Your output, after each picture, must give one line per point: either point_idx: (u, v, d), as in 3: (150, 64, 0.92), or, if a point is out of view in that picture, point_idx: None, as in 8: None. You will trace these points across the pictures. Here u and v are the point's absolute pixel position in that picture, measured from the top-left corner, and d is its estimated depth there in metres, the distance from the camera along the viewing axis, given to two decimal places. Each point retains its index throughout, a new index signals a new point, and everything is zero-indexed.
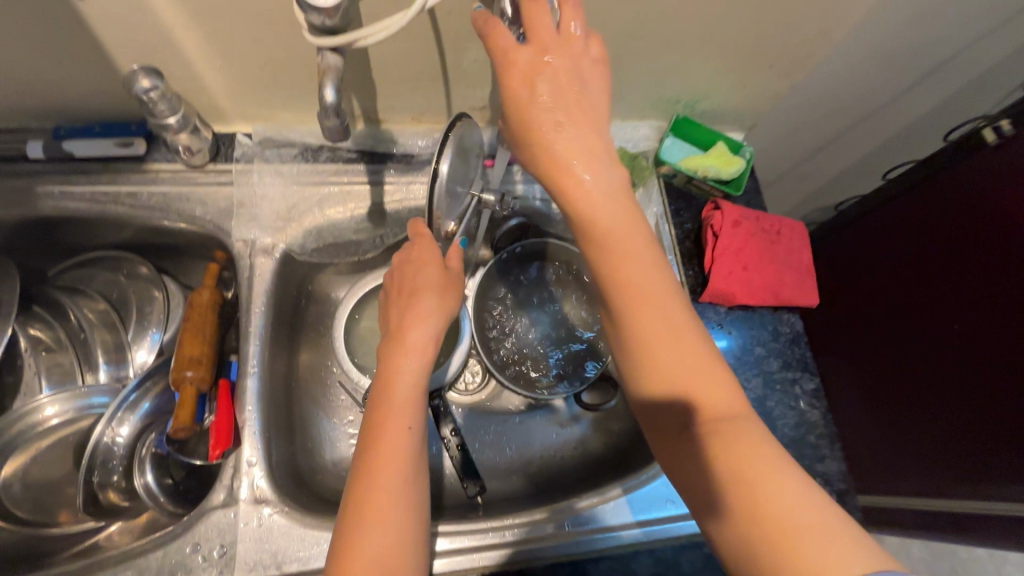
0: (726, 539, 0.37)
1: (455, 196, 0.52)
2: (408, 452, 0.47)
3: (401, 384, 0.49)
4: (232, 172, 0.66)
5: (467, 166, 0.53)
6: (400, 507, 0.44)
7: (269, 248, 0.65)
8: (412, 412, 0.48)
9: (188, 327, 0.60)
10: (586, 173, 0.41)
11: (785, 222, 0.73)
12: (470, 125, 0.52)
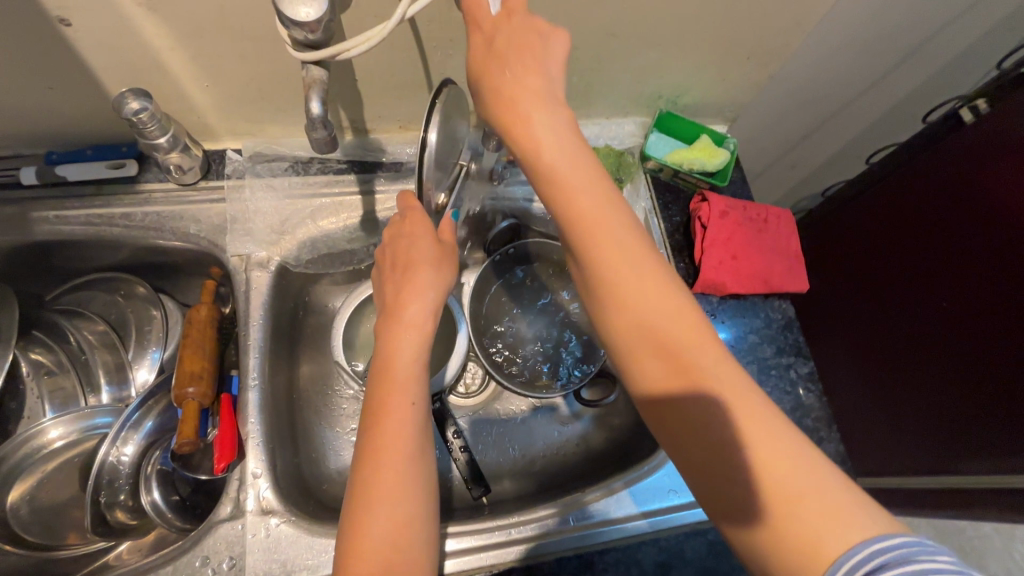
0: (721, 500, 0.38)
1: (444, 165, 0.54)
2: (410, 430, 0.47)
3: (400, 364, 0.49)
4: (224, 188, 0.66)
5: (456, 134, 0.54)
6: (406, 483, 0.45)
7: (264, 261, 0.66)
8: (412, 392, 0.48)
9: (187, 344, 0.61)
10: (539, 123, 0.42)
11: (771, 210, 0.74)
12: (459, 93, 0.53)
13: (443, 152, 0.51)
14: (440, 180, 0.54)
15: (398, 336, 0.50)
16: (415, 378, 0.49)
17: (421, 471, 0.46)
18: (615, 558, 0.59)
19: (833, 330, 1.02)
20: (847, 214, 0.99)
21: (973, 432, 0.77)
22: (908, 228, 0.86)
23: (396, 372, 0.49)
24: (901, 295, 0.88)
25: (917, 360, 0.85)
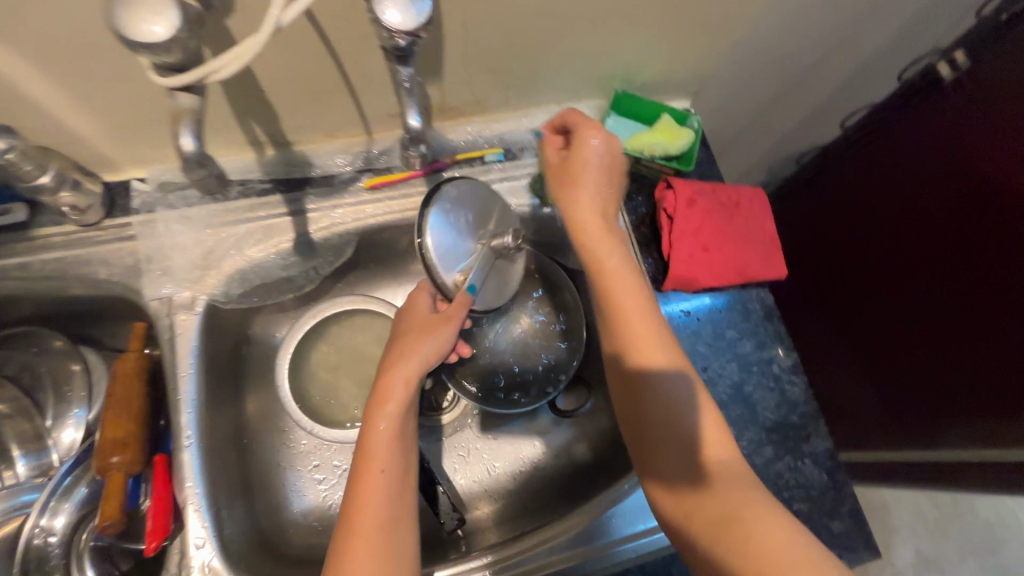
0: (713, 559, 0.41)
1: (463, 254, 0.52)
2: (390, 496, 0.47)
3: (383, 430, 0.49)
4: (134, 225, 0.59)
5: (469, 219, 0.54)
6: (388, 551, 0.44)
7: (189, 302, 0.59)
8: (390, 456, 0.48)
9: (110, 405, 0.54)
10: (590, 204, 0.53)
11: (743, 192, 0.69)
12: (460, 184, 0.54)
13: (448, 229, 0.51)
14: (452, 260, 0.51)
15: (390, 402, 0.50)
16: (398, 439, 0.50)
17: (404, 536, 0.46)
18: None
19: (813, 304, 1.00)
20: (820, 184, 0.95)
21: (959, 405, 0.78)
22: (881, 201, 0.85)
23: (376, 445, 0.48)
24: (875, 270, 0.86)
25: (900, 334, 0.85)
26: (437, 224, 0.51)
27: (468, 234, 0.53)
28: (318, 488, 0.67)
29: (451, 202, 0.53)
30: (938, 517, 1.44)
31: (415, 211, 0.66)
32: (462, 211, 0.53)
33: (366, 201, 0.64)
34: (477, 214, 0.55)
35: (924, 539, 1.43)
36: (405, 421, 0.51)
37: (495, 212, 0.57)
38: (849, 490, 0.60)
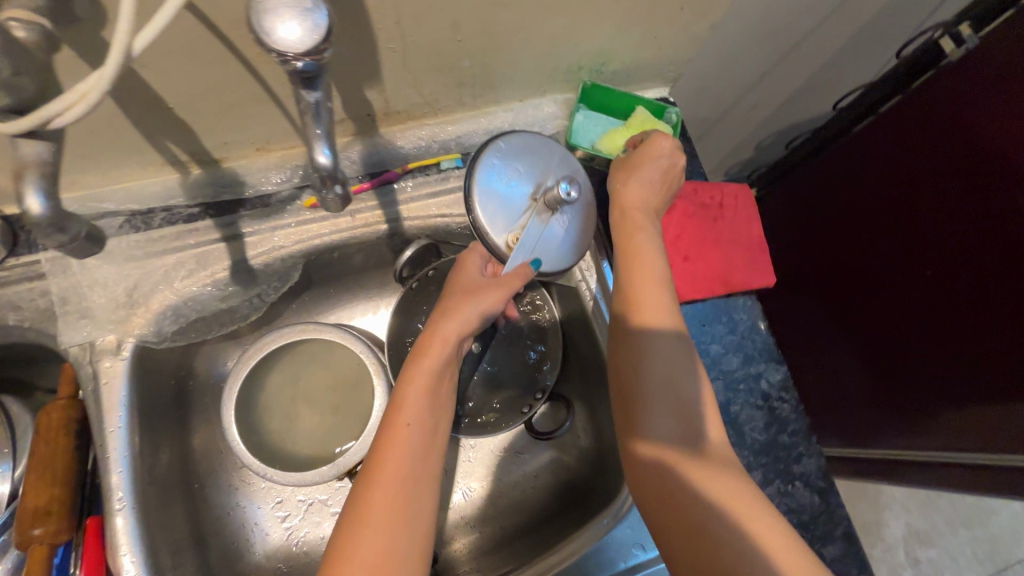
0: (703, 536, 0.40)
1: (513, 213, 0.47)
2: (417, 451, 0.44)
3: (425, 381, 0.46)
4: (42, 262, 0.52)
5: (521, 173, 0.48)
6: (406, 507, 0.41)
7: (114, 346, 0.53)
8: (421, 412, 0.45)
9: (33, 466, 0.49)
10: (633, 186, 0.53)
11: (727, 190, 0.63)
12: (511, 136, 0.49)
13: (497, 187, 0.46)
14: (506, 223, 0.47)
15: (434, 356, 0.47)
16: (431, 397, 0.46)
17: (425, 495, 0.43)
18: None
19: (798, 295, 0.93)
20: (811, 169, 0.88)
21: (942, 393, 0.72)
22: (877, 185, 0.76)
23: (408, 401, 0.45)
24: (869, 259, 0.79)
25: (884, 317, 0.78)
26: (487, 182, 0.46)
27: (523, 192, 0.48)
28: (283, 525, 0.64)
29: (499, 156, 0.47)
30: (929, 491, 1.44)
31: (366, 227, 0.60)
32: (514, 164, 0.48)
33: (309, 220, 0.58)
34: (535, 166, 0.49)
35: (915, 513, 1.43)
36: (442, 377, 0.48)
37: (558, 165, 0.50)
38: (842, 512, 0.57)
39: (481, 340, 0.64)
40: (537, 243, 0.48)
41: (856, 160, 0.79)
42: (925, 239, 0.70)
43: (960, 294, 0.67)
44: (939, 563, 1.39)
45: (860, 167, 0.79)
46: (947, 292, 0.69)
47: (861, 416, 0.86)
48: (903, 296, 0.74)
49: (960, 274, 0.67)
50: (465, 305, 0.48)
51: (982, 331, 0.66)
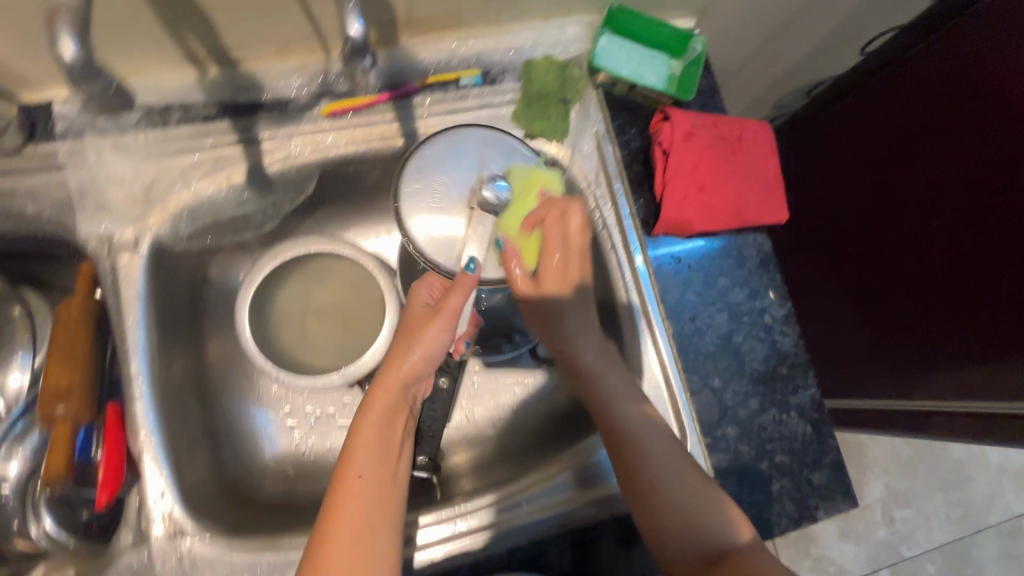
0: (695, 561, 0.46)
1: (447, 231, 0.50)
2: (373, 501, 0.45)
3: (374, 431, 0.48)
4: (59, 153, 0.52)
5: (446, 189, 0.50)
6: (359, 557, 0.43)
7: (131, 242, 0.53)
8: (369, 460, 0.47)
9: (54, 354, 0.51)
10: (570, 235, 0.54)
11: (746, 124, 0.62)
12: (425, 153, 0.51)
13: (429, 207, 0.50)
14: (445, 238, 0.50)
15: (381, 408, 0.50)
16: (381, 443, 0.48)
17: (381, 543, 0.44)
18: (567, 535, 0.55)
19: (807, 254, 0.93)
20: (829, 122, 0.85)
21: (942, 356, 0.75)
22: (899, 144, 0.75)
23: (358, 449, 0.47)
24: (885, 220, 0.79)
25: (888, 279, 0.80)
26: (416, 207, 0.50)
27: (456, 198, 0.51)
28: (292, 433, 0.66)
29: (416, 177, 0.51)
30: (911, 455, 1.46)
31: (382, 141, 0.59)
32: (441, 179, 0.51)
33: (325, 128, 0.57)
34: (460, 168, 0.52)
35: (895, 476, 1.45)
36: (393, 422, 0.50)
37: (493, 156, 0.53)
38: (832, 443, 0.59)
39: (450, 374, 0.61)
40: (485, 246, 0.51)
41: (870, 114, 0.79)
42: (937, 203, 0.72)
43: (970, 256, 0.69)
44: (913, 523, 1.42)
45: (873, 123, 0.79)
46: (957, 255, 0.71)
47: (861, 373, 0.88)
48: (911, 259, 0.76)
49: (970, 236, 0.69)
50: (412, 348, 0.52)
51: (988, 294, 0.68)
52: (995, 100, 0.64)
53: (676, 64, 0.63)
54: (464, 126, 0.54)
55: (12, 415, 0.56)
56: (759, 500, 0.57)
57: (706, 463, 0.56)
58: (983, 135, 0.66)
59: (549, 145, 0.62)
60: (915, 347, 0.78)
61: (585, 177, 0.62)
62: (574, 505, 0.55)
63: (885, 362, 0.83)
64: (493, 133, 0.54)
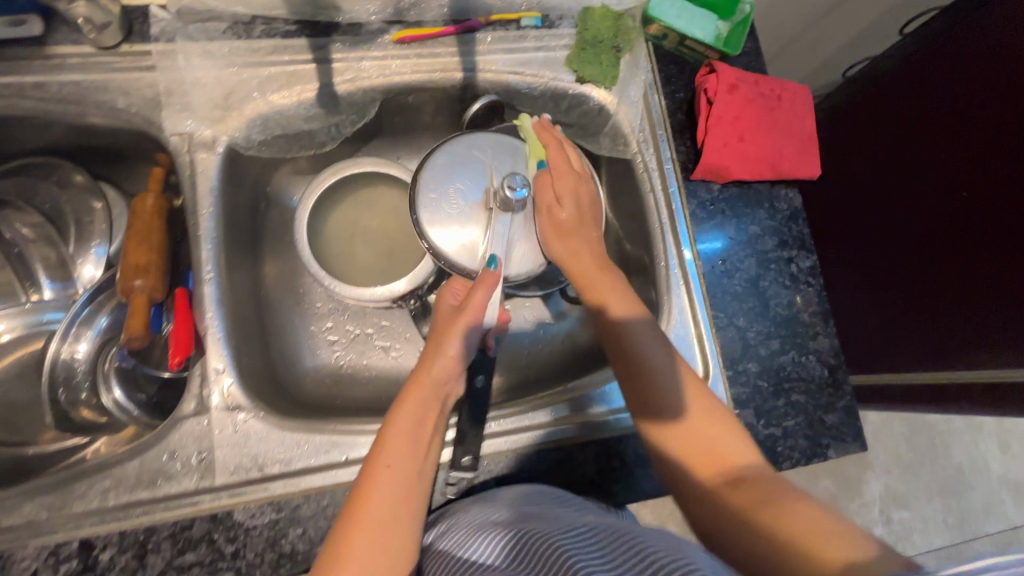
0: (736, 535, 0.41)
1: (468, 233, 0.58)
2: (399, 495, 0.45)
3: (409, 426, 0.48)
4: (153, 53, 0.57)
5: (464, 198, 0.58)
6: (387, 549, 0.42)
7: (209, 141, 0.58)
8: (399, 454, 0.46)
9: (132, 237, 0.55)
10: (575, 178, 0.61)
11: (787, 85, 0.65)
12: (439, 164, 0.59)
13: (449, 215, 0.58)
14: (467, 242, 0.58)
15: (416, 404, 0.50)
16: (413, 441, 0.48)
17: (406, 538, 0.44)
18: (597, 449, 0.58)
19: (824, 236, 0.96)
20: (861, 105, 0.89)
21: (954, 331, 0.77)
22: (931, 121, 0.77)
23: (391, 443, 0.47)
24: (907, 195, 0.80)
25: (900, 258, 0.82)
26: (436, 219, 0.57)
27: (474, 205, 0.58)
28: (331, 348, 0.70)
29: (435, 189, 0.58)
30: (912, 457, 1.36)
31: (442, 72, 0.63)
32: (455, 189, 0.59)
33: (392, 55, 0.61)
34: (473, 177, 0.59)
35: (895, 475, 1.34)
36: (426, 421, 0.50)
37: (500, 160, 0.60)
38: (847, 388, 0.62)
39: (485, 372, 0.58)
40: (502, 243, 0.58)
41: (897, 97, 0.83)
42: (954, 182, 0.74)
43: (981, 229, 0.71)
44: (910, 525, 1.31)
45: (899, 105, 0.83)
46: (969, 229, 0.73)
47: (866, 351, 0.90)
48: (923, 237, 0.78)
49: (981, 210, 0.71)
50: (444, 349, 0.53)
51: (997, 267, 0.70)
52: (1010, 79, 0.67)
53: (724, 25, 0.66)
54: (472, 134, 0.61)
55: (78, 302, 0.59)
56: (773, 434, 0.60)
57: (727, 393, 0.60)
58: (996, 113, 0.69)
59: (597, 90, 0.66)
60: (925, 324, 0.80)
61: (630, 121, 0.66)
62: (566, 424, 0.58)
63: (892, 340, 0.85)
64: (503, 140, 0.61)
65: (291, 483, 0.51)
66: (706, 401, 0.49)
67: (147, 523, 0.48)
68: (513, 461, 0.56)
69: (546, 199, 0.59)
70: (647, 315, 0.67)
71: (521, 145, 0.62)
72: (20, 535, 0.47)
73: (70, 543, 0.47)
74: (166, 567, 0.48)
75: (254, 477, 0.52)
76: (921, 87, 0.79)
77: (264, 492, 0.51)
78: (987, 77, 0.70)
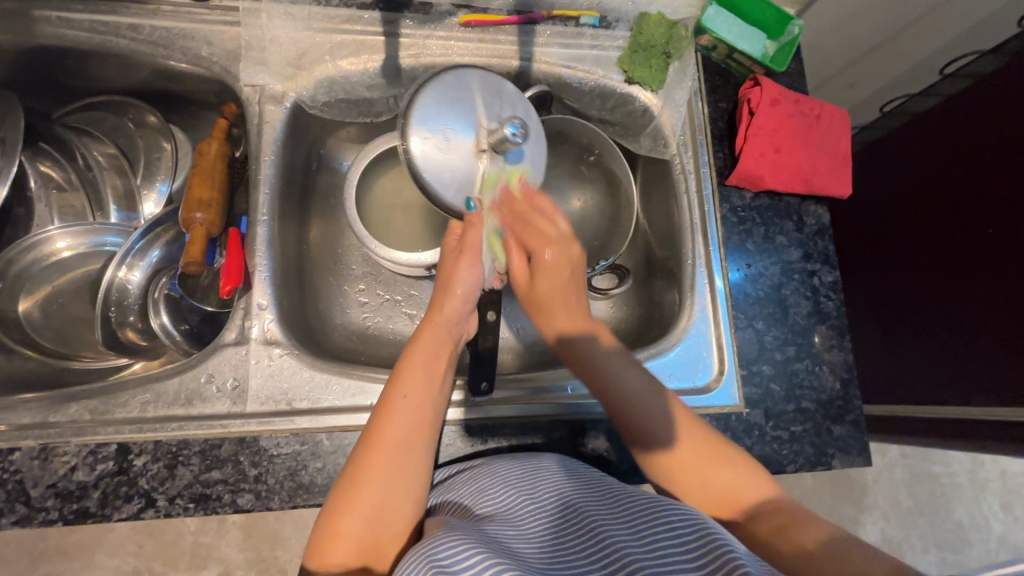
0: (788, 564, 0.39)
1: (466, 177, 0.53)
2: (412, 422, 0.47)
3: (422, 361, 0.51)
4: (240, 10, 0.61)
5: (455, 136, 0.52)
6: (401, 472, 0.44)
7: (279, 96, 0.62)
8: (416, 385, 0.49)
9: (197, 174, 0.59)
10: (547, 253, 0.57)
11: (827, 106, 0.68)
12: (425, 94, 0.52)
13: (441, 158, 0.52)
14: (462, 186, 0.53)
15: (427, 341, 0.52)
16: (428, 376, 0.50)
17: (418, 463, 0.46)
18: (609, 425, 0.58)
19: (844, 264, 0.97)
20: (899, 139, 0.90)
21: (965, 366, 0.77)
22: (965, 160, 0.79)
23: (406, 377, 0.49)
24: (934, 229, 0.81)
25: (916, 290, 0.83)
26: (428, 161, 0.51)
27: (466, 145, 0.53)
28: (361, 309, 0.72)
29: (428, 124, 0.52)
30: (913, 506, 1.27)
31: (501, 59, 0.66)
32: (446, 128, 0.52)
33: (456, 37, 0.65)
34: (463, 114, 0.53)
35: (893, 522, 1.26)
36: (438, 358, 0.52)
37: (490, 99, 0.54)
38: (858, 402, 0.63)
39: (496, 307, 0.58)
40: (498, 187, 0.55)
41: (932, 135, 0.84)
42: (983, 219, 0.75)
43: (1003, 267, 0.72)
44: None
45: (932, 142, 0.84)
46: (990, 266, 0.74)
47: (884, 382, 0.90)
48: (944, 271, 0.79)
49: (1005, 250, 0.72)
50: (453, 290, 0.55)
51: (1013, 306, 0.71)
52: None
53: (772, 45, 0.69)
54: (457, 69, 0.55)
55: (133, 236, 0.62)
56: (780, 437, 0.61)
57: (740, 392, 0.62)
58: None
59: (644, 92, 0.69)
60: (940, 359, 0.81)
61: (672, 125, 0.69)
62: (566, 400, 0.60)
63: (906, 372, 0.85)
64: (488, 76, 0.55)
65: (317, 420, 0.54)
66: (713, 445, 0.48)
67: (180, 437, 0.51)
68: (525, 428, 0.57)
69: (521, 270, 0.59)
70: (667, 313, 0.69)
71: (502, 82, 0.56)
72: (64, 432, 0.50)
73: (109, 445, 0.50)
74: (192, 480, 0.50)
75: (282, 410, 0.55)
76: (955, 126, 0.81)
77: (290, 425, 0.53)
78: (1018, 120, 0.72)
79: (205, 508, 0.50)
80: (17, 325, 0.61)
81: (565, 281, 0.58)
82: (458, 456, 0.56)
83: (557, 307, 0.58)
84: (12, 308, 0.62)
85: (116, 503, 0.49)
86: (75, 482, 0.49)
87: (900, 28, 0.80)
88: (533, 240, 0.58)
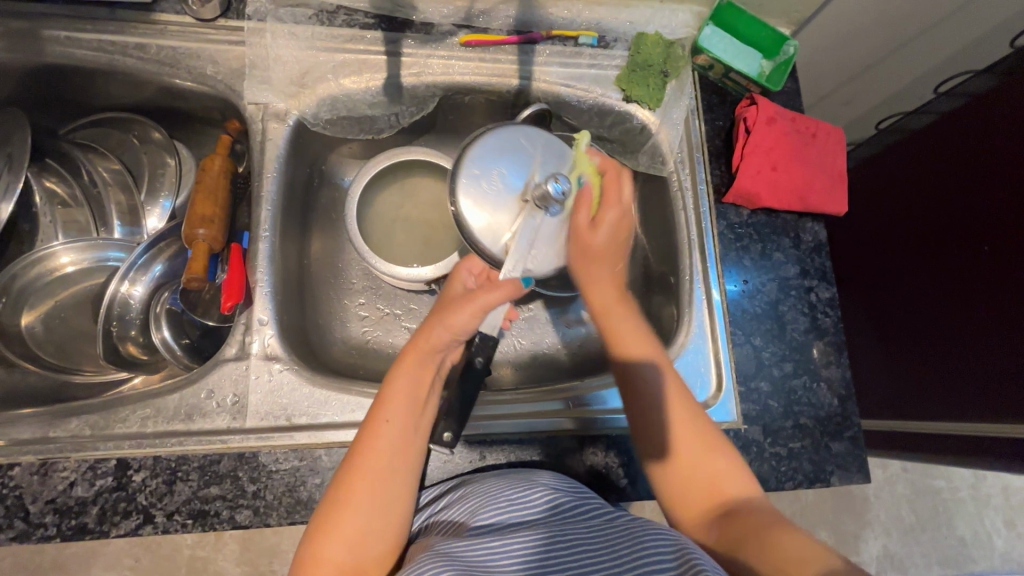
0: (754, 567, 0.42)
1: (496, 218, 0.57)
2: (394, 447, 0.47)
3: (406, 389, 0.50)
4: (245, 30, 0.62)
5: (504, 180, 0.57)
6: (386, 496, 0.45)
7: (282, 114, 0.63)
8: (399, 410, 0.48)
9: (199, 190, 0.60)
10: (609, 208, 0.62)
11: (823, 125, 0.69)
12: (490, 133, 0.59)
13: (483, 190, 0.57)
14: (496, 229, 0.57)
15: (411, 366, 0.51)
16: (413, 403, 0.49)
17: (400, 486, 0.46)
18: (607, 442, 0.58)
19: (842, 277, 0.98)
20: (893, 156, 0.91)
21: (962, 382, 0.77)
22: (959, 178, 0.79)
23: (390, 402, 0.49)
24: (931, 246, 0.82)
25: (913, 306, 0.84)
26: (471, 187, 0.57)
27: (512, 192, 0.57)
28: (361, 323, 0.73)
29: (479, 164, 0.57)
30: (915, 522, 1.26)
31: (500, 78, 0.67)
32: (497, 171, 0.58)
33: (457, 55, 0.66)
34: (515, 162, 0.58)
35: (895, 538, 1.25)
36: (421, 385, 0.51)
37: (548, 157, 0.59)
38: (855, 419, 0.63)
39: (486, 354, 0.56)
40: (527, 234, 0.57)
41: (928, 153, 0.85)
42: (978, 237, 0.76)
43: (997, 288, 0.73)
44: None
45: (927, 160, 0.85)
46: (984, 287, 0.75)
47: (881, 398, 0.90)
48: (939, 289, 0.80)
49: (1000, 268, 0.73)
50: (441, 329, 0.53)
51: (1009, 326, 0.71)
52: None
53: (767, 64, 0.70)
54: (525, 125, 0.61)
55: (137, 251, 0.63)
56: (778, 453, 0.61)
57: (738, 409, 0.62)
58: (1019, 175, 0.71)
59: (641, 110, 0.70)
60: (937, 375, 0.81)
61: (670, 143, 0.70)
62: (566, 416, 0.60)
63: (903, 388, 0.86)
64: (551, 139, 0.60)
65: (316, 436, 0.54)
66: (709, 434, 0.52)
67: (179, 453, 0.51)
68: (522, 444, 0.57)
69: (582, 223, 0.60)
70: (665, 328, 0.69)
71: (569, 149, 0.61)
72: (65, 447, 0.51)
73: (108, 461, 0.50)
74: (191, 496, 0.50)
75: (281, 426, 0.55)
76: (951, 145, 0.82)
77: (289, 440, 0.53)
78: (1012, 141, 0.73)
79: (203, 525, 0.50)
80: (19, 340, 0.62)
81: (618, 247, 0.62)
82: (457, 472, 0.56)
83: (604, 267, 0.61)
84: (15, 323, 0.62)
85: (114, 519, 0.49)
86: (74, 498, 0.49)
87: (895, 47, 0.81)
88: (614, 199, 0.62)
